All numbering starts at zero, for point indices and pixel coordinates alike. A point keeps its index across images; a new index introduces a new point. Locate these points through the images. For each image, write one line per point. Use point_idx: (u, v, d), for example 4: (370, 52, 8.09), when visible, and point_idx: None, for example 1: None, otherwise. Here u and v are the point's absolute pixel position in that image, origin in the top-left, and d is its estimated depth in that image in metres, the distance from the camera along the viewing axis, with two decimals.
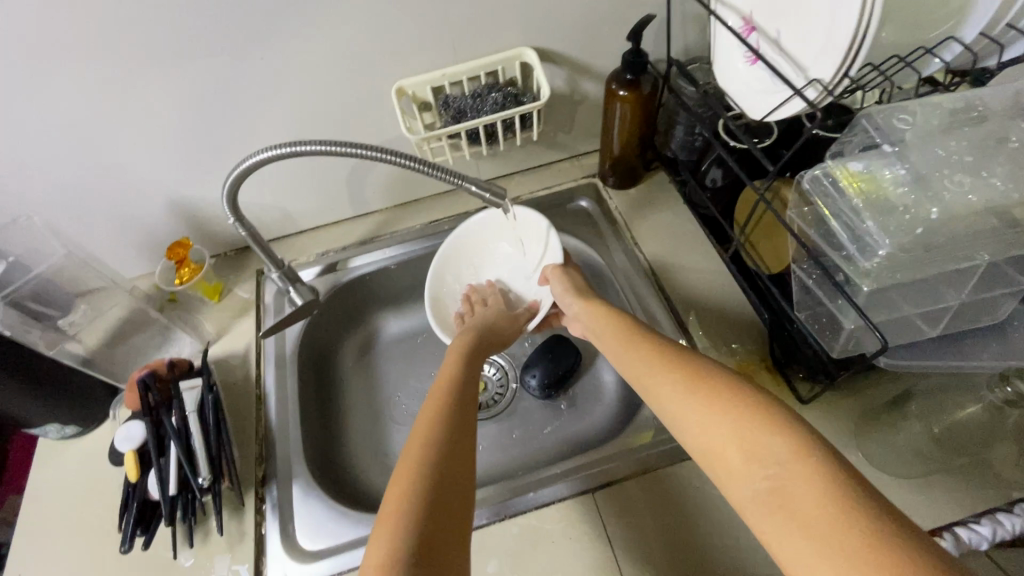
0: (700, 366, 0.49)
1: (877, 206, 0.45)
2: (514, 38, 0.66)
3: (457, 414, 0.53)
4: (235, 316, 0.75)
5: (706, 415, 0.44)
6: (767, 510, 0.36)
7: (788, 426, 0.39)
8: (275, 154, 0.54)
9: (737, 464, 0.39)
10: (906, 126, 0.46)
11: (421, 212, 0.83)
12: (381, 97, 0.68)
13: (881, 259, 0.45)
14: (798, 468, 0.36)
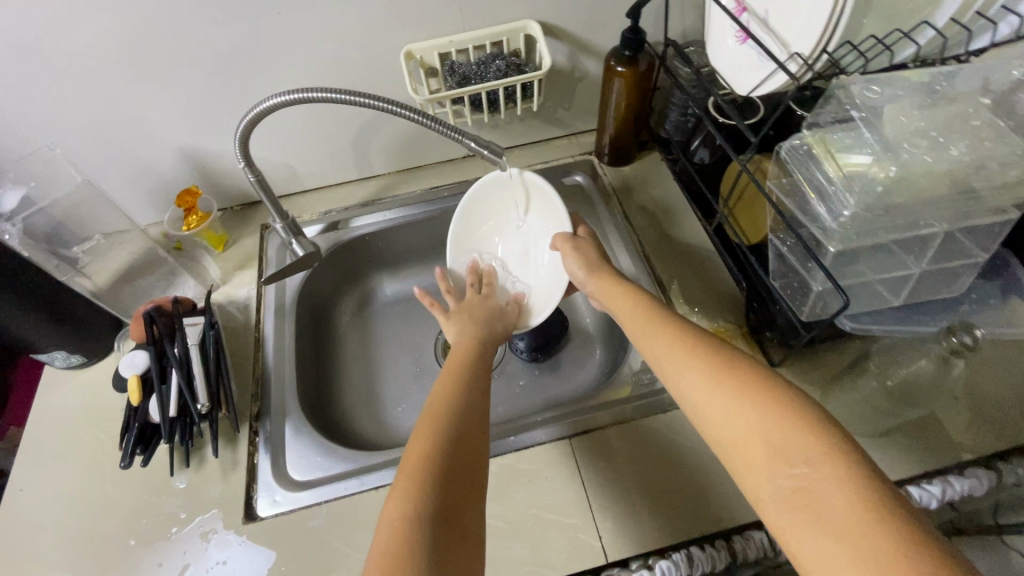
0: (724, 347, 0.48)
1: (845, 170, 0.48)
2: (519, 11, 0.69)
3: (466, 395, 0.53)
4: (238, 266, 0.78)
5: (731, 402, 0.43)
6: (791, 509, 0.37)
7: (820, 425, 0.39)
8: (288, 100, 0.57)
9: (761, 459, 0.40)
10: (874, 99, 0.50)
11: (422, 178, 0.86)
12: (390, 60, 0.71)
13: (846, 220, 0.49)
14: (828, 469, 0.37)
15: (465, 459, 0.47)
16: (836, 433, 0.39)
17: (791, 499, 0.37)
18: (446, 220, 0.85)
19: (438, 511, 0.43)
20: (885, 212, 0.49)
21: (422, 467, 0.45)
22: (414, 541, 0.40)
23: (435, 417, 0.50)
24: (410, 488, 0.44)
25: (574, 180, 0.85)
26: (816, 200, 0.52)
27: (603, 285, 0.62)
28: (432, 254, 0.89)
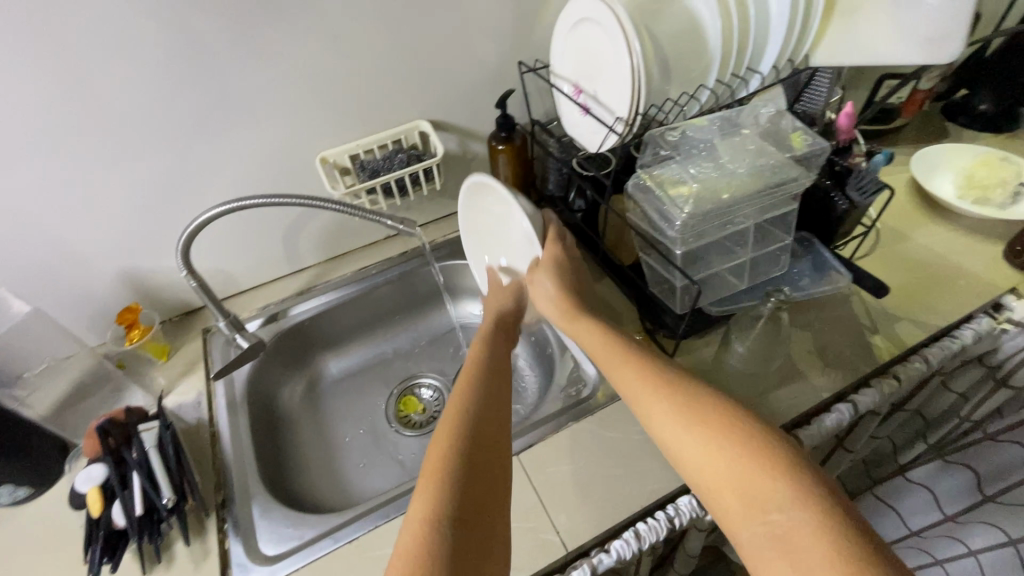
0: (695, 386, 0.51)
1: (669, 193, 0.65)
2: (411, 114, 0.85)
3: (480, 415, 0.55)
4: (185, 370, 0.82)
5: (711, 446, 0.46)
6: (766, 550, 0.40)
7: (790, 471, 0.42)
8: (224, 210, 0.67)
9: (735, 506, 0.43)
10: (676, 144, 0.70)
11: (351, 262, 0.96)
12: (307, 167, 0.84)
13: (680, 227, 0.65)
14: (801, 519, 0.40)
15: (480, 478, 0.50)
16: (810, 481, 0.42)
17: (766, 541, 0.40)
18: (378, 294, 0.94)
19: (453, 525, 0.46)
20: (706, 216, 0.65)
21: (439, 480, 0.49)
22: (437, 533, 0.45)
23: (446, 440, 0.52)
24: (435, 487, 0.48)
25: None
26: (657, 219, 0.67)
27: (574, 327, 0.65)
28: (371, 327, 0.97)
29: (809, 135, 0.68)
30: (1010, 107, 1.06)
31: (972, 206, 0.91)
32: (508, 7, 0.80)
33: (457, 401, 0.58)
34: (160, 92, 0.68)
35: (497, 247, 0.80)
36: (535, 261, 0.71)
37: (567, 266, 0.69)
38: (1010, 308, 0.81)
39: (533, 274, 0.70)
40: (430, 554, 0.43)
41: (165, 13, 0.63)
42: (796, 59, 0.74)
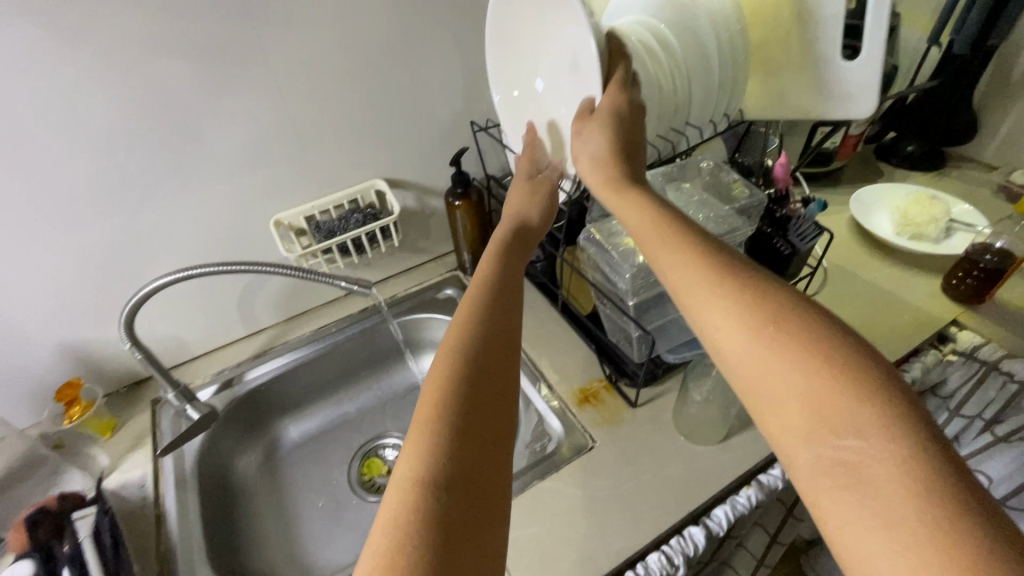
0: (758, 282, 0.42)
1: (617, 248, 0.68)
2: (367, 174, 0.87)
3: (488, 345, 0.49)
4: (131, 446, 0.78)
5: (778, 356, 0.38)
6: (828, 477, 0.34)
7: (873, 391, 0.35)
8: (170, 279, 0.65)
9: (799, 423, 0.36)
10: None
11: (309, 321, 0.95)
12: (261, 230, 0.83)
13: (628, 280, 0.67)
14: (881, 450, 0.33)
15: (484, 415, 0.45)
16: (897, 405, 0.34)
17: (827, 466, 0.34)
18: (339, 352, 0.92)
19: (455, 477, 0.41)
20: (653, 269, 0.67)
21: (437, 425, 0.43)
22: (429, 492, 0.40)
23: (448, 375, 0.46)
24: (428, 437, 0.42)
25: (446, 294, 0.99)
26: (608, 273, 0.69)
27: (615, 199, 0.55)
28: (333, 387, 0.94)
29: (745, 187, 0.72)
30: (933, 149, 1.14)
31: (909, 242, 0.95)
32: (458, 71, 0.84)
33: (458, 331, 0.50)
34: (107, 160, 0.68)
35: (528, 70, 0.72)
36: (588, 108, 0.62)
37: (622, 121, 0.58)
38: (954, 339, 0.85)
39: (583, 128, 0.60)
40: (421, 515, 0.38)
41: (113, 84, 0.63)
42: (732, 112, 0.78)
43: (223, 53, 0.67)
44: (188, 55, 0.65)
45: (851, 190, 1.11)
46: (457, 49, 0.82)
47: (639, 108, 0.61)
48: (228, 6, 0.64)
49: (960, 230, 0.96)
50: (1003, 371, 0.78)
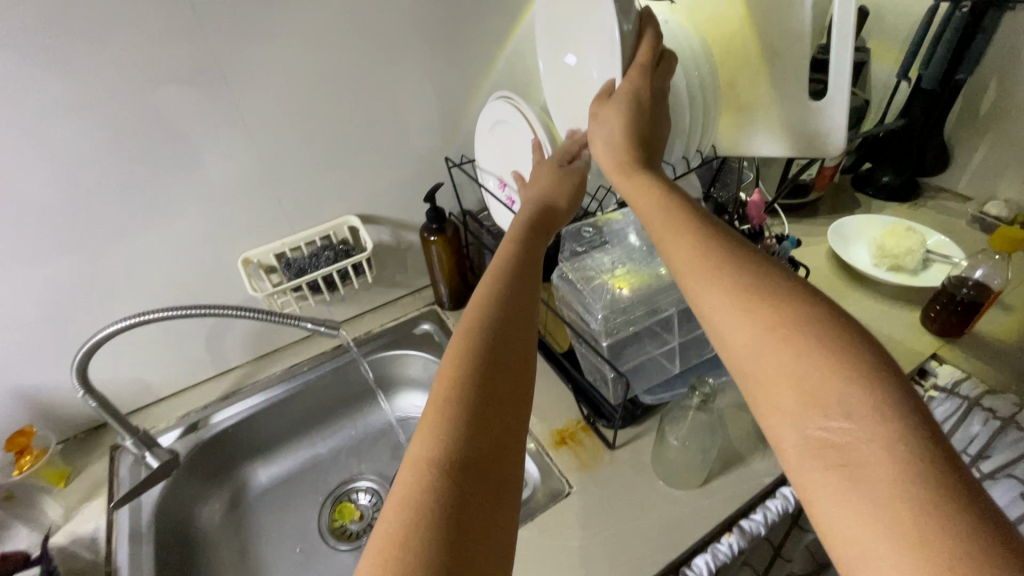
0: (764, 268, 0.42)
1: (590, 288, 0.68)
2: (340, 210, 0.86)
3: (505, 331, 0.47)
4: (85, 497, 0.74)
5: (779, 339, 0.37)
6: (820, 461, 0.33)
7: (873, 377, 0.33)
8: (126, 325, 0.62)
9: (794, 407, 0.35)
10: (592, 239, 0.74)
11: (281, 359, 0.92)
12: (230, 268, 0.82)
13: (601, 322, 0.67)
14: (876, 434, 0.31)
15: (496, 402, 0.43)
16: (896, 391, 0.33)
17: (822, 450, 0.33)
18: (311, 391, 0.89)
19: (459, 466, 0.39)
20: (626, 309, 0.67)
21: (447, 410, 0.42)
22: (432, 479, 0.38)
23: (456, 360, 0.45)
24: (433, 422, 0.41)
25: (423, 329, 0.97)
26: (582, 312, 0.69)
27: (625, 184, 0.54)
28: (304, 428, 0.91)
29: None
30: (908, 180, 1.15)
31: (888, 273, 0.96)
32: (432, 107, 0.85)
33: (471, 312, 0.49)
34: (67, 201, 0.66)
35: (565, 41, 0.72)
36: (608, 90, 0.60)
37: (644, 100, 0.57)
38: (935, 374, 0.84)
39: (599, 110, 0.59)
40: (423, 500, 0.37)
41: (74, 125, 0.62)
42: (705, 148, 0.77)
43: (191, 92, 0.66)
44: (155, 95, 0.64)
45: (828, 221, 1.12)
46: (431, 86, 0.82)
47: (660, 91, 0.60)
48: (196, 47, 0.64)
49: (936, 262, 0.96)
50: (985, 406, 0.76)
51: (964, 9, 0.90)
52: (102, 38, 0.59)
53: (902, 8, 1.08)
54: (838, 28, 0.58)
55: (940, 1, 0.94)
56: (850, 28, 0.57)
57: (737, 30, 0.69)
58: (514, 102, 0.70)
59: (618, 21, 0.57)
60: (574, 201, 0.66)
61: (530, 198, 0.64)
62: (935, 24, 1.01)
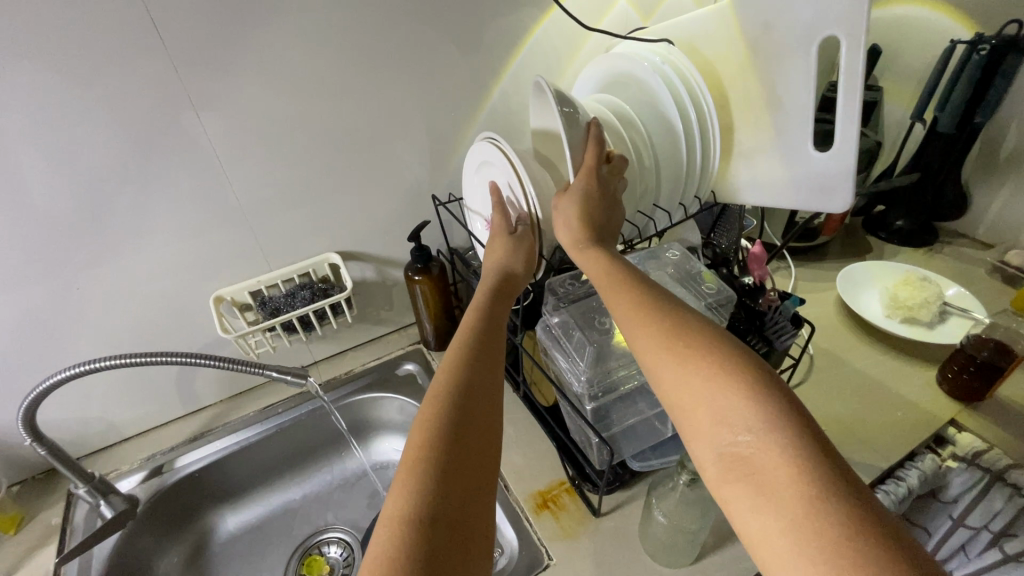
0: (680, 309, 0.48)
1: (574, 343, 0.64)
2: (320, 247, 0.83)
3: (479, 370, 0.48)
4: (33, 548, 0.70)
5: (694, 371, 0.43)
6: (732, 474, 0.38)
7: (761, 393, 0.40)
8: (71, 372, 0.58)
9: (706, 427, 0.41)
10: (575, 291, 0.72)
11: (256, 399, 0.88)
12: (202, 307, 0.78)
13: (585, 380, 0.61)
14: (768, 443, 0.37)
15: (471, 437, 0.43)
16: (780, 403, 0.39)
17: (732, 463, 0.38)
18: (285, 435, 0.84)
19: (441, 514, 0.38)
20: (611, 369, 0.62)
21: (427, 458, 0.41)
22: (416, 532, 0.36)
23: (435, 406, 0.44)
24: (414, 473, 0.40)
25: (405, 369, 0.93)
26: (566, 371, 0.64)
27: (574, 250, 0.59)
28: (276, 472, 0.86)
29: (713, 280, 0.68)
30: (923, 223, 1.10)
31: (902, 326, 0.90)
32: (420, 144, 0.82)
33: (448, 356, 0.50)
34: (27, 245, 0.62)
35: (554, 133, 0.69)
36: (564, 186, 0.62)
37: (590, 195, 0.59)
38: (953, 442, 0.77)
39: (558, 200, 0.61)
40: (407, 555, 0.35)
41: (33, 167, 0.58)
42: (703, 194, 0.73)
43: (162, 133, 0.63)
44: (123, 137, 0.61)
45: (836, 267, 1.07)
46: (419, 124, 0.80)
47: (609, 189, 0.61)
48: (169, 87, 0.61)
49: (954, 315, 0.90)
50: (1008, 481, 0.72)
51: (981, 52, 0.86)
52: (65, 80, 0.55)
53: (912, 49, 1.05)
54: (846, 77, 0.53)
55: (958, 42, 0.90)
56: (858, 81, 0.52)
57: (737, 75, 0.67)
58: (498, 141, 0.66)
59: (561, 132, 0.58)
60: (532, 263, 0.63)
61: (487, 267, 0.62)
62: (952, 64, 0.96)
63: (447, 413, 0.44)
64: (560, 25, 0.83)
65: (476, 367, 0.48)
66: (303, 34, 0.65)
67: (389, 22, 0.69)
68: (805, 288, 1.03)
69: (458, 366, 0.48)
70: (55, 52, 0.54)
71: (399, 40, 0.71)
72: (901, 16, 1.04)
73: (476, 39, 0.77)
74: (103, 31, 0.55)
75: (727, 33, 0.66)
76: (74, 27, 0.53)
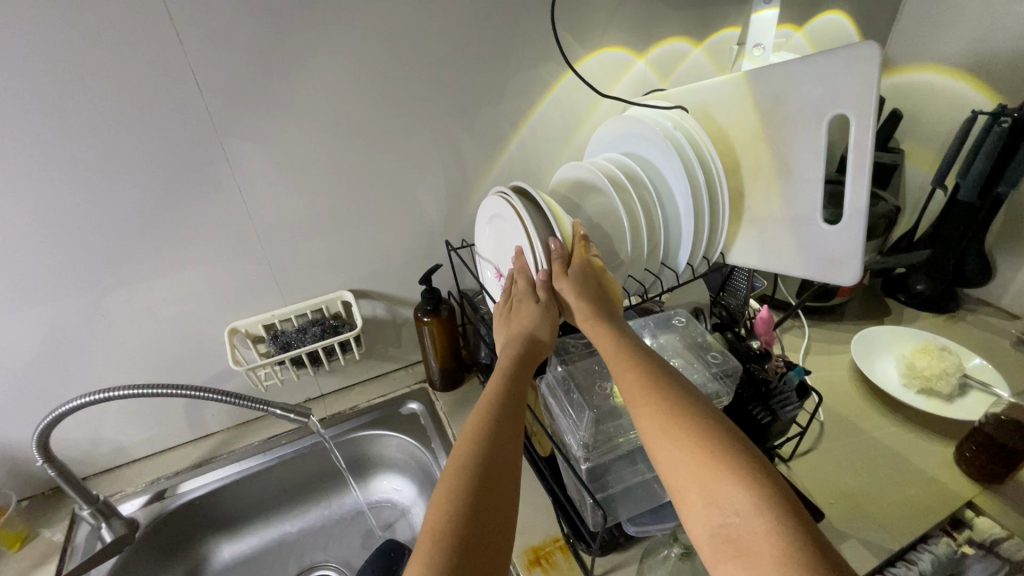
0: (680, 387, 0.49)
1: (571, 403, 0.65)
2: (334, 285, 0.86)
3: (496, 440, 0.49)
4: (33, 565, 0.72)
5: (686, 447, 0.43)
6: (727, 556, 0.38)
7: (749, 471, 0.40)
8: (87, 400, 0.61)
9: (699, 504, 0.41)
10: (576, 346, 0.75)
11: (261, 430, 0.90)
12: (218, 336, 0.81)
13: (580, 440, 0.61)
14: (757, 523, 0.37)
15: (486, 510, 0.43)
16: (768, 479, 0.40)
17: (726, 542, 0.38)
18: (286, 467, 0.85)
19: None
20: (606, 430, 0.62)
21: (443, 533, 0.40)
22: None
23: (454, 480, 0.45)
24: (429, 549, 0.39)
25: (409, 408, 0.93)
26: (564, 430, 0.64)
27: (587, 325, 0.61)
28: (273, 505, 0.87)
29: (711, 349, 0.68)
30: (945, 289, 1.07)
31: (919, 397, 0.87)
32: (437, 191, 0.85)
33: (466, 427, 0.50)
34: (59, 272, 0.66)
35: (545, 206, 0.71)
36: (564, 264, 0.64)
37: (593, 275, 0.63)
38: (970, 526, 0.73)
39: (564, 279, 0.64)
40: None
41: (74, 203, 0.63)
42: (712, 256, 0.74)
43: (193, 174, 0.67)
44: (159, 177, 0.66)
45: (851, 330, 1.05)
46: (437, 172, 0.83)
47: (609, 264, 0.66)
48: (204, 134, 0.65)
49: (974, 389, 0.87)
50: None
51: (1003, 124, 0.85)
52: (113, 126, 0.61)
53: (934, 116, 1.05)
54: (855, 156, 0.53)
55: (980, 113, 0.90)
56: (867, 160, 0.53)
57: (749, 143, 0.68)
58: (509, 195, 0.67)
59: (539, 232, 0.64)
60: (557, 329, 0.65)
61: (511, 337, 0.63)
62: (973, 134, 0.97)
63: (465, 485, 0.44)
64: (580, 85, 0.87)
65: (493, 435, 0.49)
66: (331, 88, 0.69)
67: (414, 80, 0.74)
68: (818, 350, 1.01)
69: (474, 436, 0.49)
70: (105, 102, 0.59)
71: (421, 96, 0.75)
72: (922, 84, 1.06)
73: (497, 96, 0.81)
74: (151, 83, 0.60)
75: (741, 103, 0.68)
76: (125, 80, 0.59)
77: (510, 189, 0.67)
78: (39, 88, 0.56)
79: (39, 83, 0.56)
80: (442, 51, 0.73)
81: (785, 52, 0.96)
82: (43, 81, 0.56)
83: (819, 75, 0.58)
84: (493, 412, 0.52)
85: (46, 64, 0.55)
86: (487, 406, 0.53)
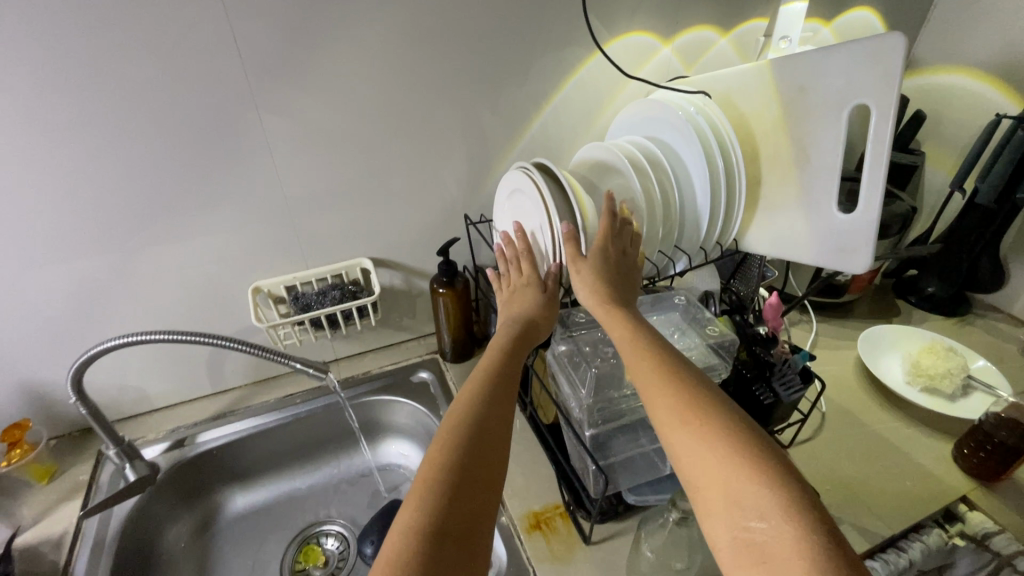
0: (704, 387, 0.50)
1: (577, 373, 0.67)
2: (355, 252, 0.88)
3: (492, 405, 0.51)
4: (61, 499, 0.76)
5: (709, 447, 0.44)
6: (748, 562, 0.38)
7: (775, 480, 0.41)
8: (121, 342, 0.64)
9: (721, 505, 0.41)
10: (584, 321, 0.77)
11: (276, 389, 0.93)
12: (241, 295, 0.84)
13: (584, 407, 0.64)
14: (782, 530, 0.38)
15: (478, 467, 0.45)
16: (793, 489, 0.40)
17: (747, 548, 0.38)
18: (300, 425, 0.89)
19: (441, 531, 0.40)
20: (609, 400, 0.64)
21: (437, 484, 0.43)
22: (416, 546, 0.38)
23: (450, 437, 0.47)
24: (422, 497, 0.42)
25: (420, 376, 0.96)
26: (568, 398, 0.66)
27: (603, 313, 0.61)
28: (286, 460, 0.90)
29: (715, 326, 0.70)
30: (956, 292, 1.08)
31: (921, 394, 0.89)
32: (460, 165, 0.87)
33: (467, 391, 0.53)
34: (97, 221, 0.69)
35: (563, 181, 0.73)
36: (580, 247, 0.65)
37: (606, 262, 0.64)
38: (963, 519, 0.75)
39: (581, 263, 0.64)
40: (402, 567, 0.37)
41: (115, 153, 0.65)
42: (725, 241, 0.76)
43: (228, 134, 0.69)
44: (195, 134, 0.68)
45: (859, 327, 1.06)
46: (461, 146, 0.85)
47: (626, 253, 0.67)
48: (241, 95, 0.68)
49: (978, 390, 0.88)
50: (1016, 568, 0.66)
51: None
52: (155, 83, 0.63)
53: (958, 120, 1.05)
54: (874, 146, 0.54)
55: (1005, 117, 0.90)
56: (885, 152, 0.54)
57: (770, 132, 0.69)
58: (531, 170, 0.69)
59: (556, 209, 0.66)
60: (557, 310, 0.67)
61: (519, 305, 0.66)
62: (995, 139, 0.97)
63: (460, 443, 0.46)
64: (605, 68, 0.88)
65: (492, 399, 0.52)
66: (363, 56, 0.71)
67: (443, 55, 0.75)
68: (824, 345, 1.02)
69: (474, 401, 0.51)
70: (150, 57, 0.61)
71: (450, 70, 0.77)
72: (949, 85, 1.06)
73: (523, 75, 0.82)
74: (194, 41, 0.62)
75: (764, 92, 0.69)
76: (170, 37, 0.61)
77: (527, 162, 0.69)
78: (88, 40, 0.58)
79: (90, 35, 0.58)
80: (473, 25, 0.75)
81: (812, 45, 0.96)
82: (93, 33, 0.58)
83: (844, 64, 0.58)
84: (495, 381, 0.54)
85: (96, 17, 0.57)
86: (489, 375, 0.55)
